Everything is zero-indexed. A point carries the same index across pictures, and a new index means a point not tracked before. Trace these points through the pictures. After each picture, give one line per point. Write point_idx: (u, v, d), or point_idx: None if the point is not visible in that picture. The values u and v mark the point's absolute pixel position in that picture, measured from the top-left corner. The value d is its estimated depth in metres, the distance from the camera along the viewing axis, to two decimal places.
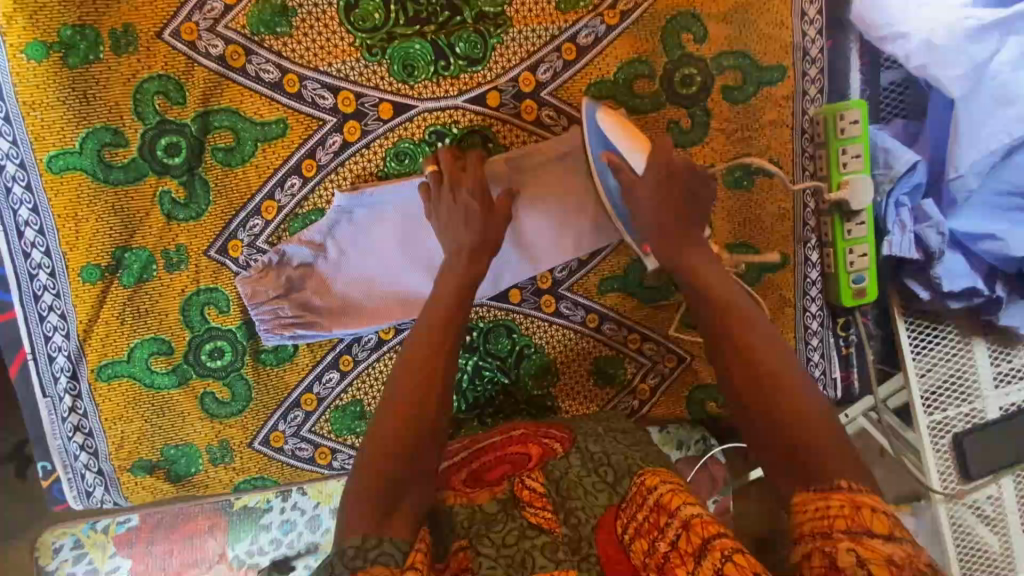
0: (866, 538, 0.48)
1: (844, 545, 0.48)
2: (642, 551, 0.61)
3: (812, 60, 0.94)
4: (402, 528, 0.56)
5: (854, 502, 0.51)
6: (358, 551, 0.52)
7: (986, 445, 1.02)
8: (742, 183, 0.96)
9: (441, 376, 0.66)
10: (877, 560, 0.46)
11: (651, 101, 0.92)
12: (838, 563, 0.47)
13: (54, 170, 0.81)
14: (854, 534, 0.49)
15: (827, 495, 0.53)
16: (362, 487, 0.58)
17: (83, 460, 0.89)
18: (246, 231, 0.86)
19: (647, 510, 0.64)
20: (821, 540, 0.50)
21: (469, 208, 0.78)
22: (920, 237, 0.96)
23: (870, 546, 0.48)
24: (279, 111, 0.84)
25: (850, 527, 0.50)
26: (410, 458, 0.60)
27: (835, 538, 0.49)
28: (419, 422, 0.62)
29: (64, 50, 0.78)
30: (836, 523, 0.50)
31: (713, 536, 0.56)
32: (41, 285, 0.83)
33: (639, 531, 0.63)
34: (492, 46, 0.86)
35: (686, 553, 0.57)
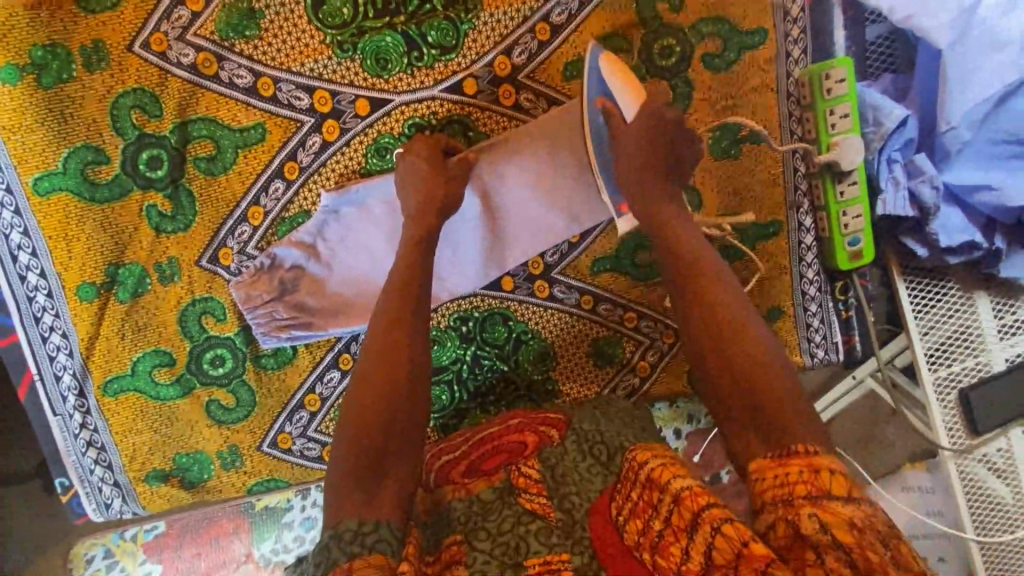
0: (825, 501, 0.51)
1: (806, 511, 0.50)
2: (636, 531, 0.62)
3: (793, 20, 0.92)
4: (391, 507, 0.59)
5: (812, 467, 0.54)
6: (356, 535, 0.55)
7: (995, 398, 1.01)
8: (730, 152, 0.95)
9: (398, 361, 0.66)
10: (839, 524, 0.48)
11: (631, 76, 0.90)
12: (802, 530, 0.50)
13: (40, 193, 0.82)
14: (814, 499, 0.51)
15: (786, 463, 0.55)
16: (339, 489, 0.60)
17: (98, 474, 0.91)
18: (235, 238, 0.87)
19: (640, 490, 0.65)
20: (784, 508, 0.52)
21: (417, 166, 0.79)
22: (914, 194, 0.94)
23: (830, 509, 0.50)
24: (256, 115, 0.84)
25: (811, 492, 0.52)
26: (379, 451, 0.61)
27: (798, 505, 0.51)
28: (377, 416, 0.63)
29: (37, 71, 0.78)
30: (797, 489, 0.53)
31: (702, 510, 0.57)
32: (40, 307, 0.85)
33: (633, 511, 0.63)
34: (464, 32, 0.85)
35: (680, 530, 0.58)
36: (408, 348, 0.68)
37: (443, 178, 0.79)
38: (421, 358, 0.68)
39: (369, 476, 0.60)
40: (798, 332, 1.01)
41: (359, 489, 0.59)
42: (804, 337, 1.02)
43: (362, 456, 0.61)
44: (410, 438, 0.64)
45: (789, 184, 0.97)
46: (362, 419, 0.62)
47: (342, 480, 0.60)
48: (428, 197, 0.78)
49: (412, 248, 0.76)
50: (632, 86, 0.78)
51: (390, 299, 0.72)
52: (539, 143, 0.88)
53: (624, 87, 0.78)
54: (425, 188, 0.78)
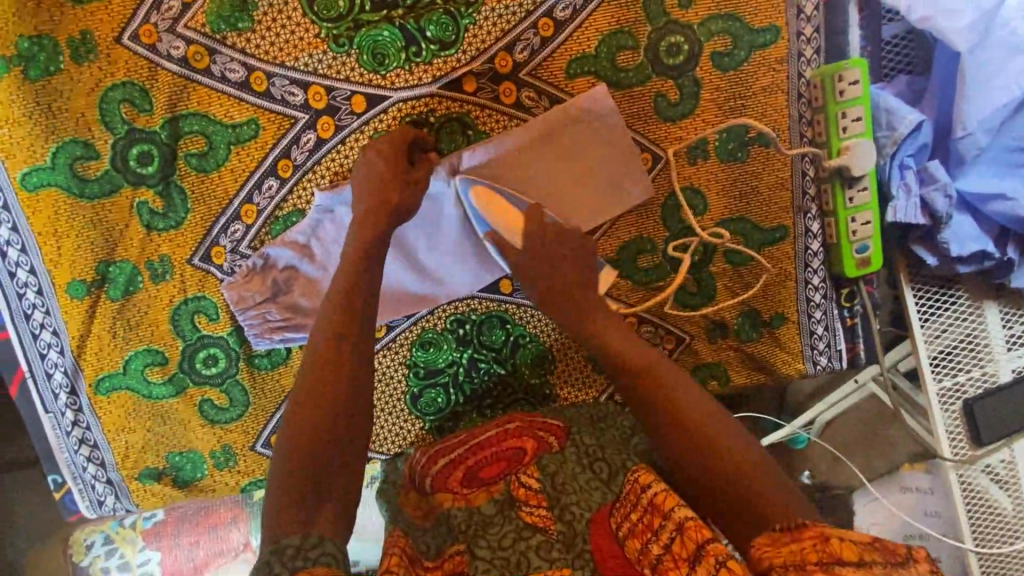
0: (838, 567, 0.49)
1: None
2: (636, 549, 0.65)
3: (806, 18, 0.88)
4: (326, 526, 0.59)
5: (824, 536, 0.52)
6: (298, 550, 0.55)
7: (999, 409, 0.99)
8: (737, 154, 0.92)
9: (342, 356, 0.68)
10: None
11: (637, 74, 0.87)
12: None
13: (29, 188, 0.80)
14: (826, 565, 0.50)
15: (800, 536, 0.54)
16: (284, 497, 0.60)
17: (91, 471, 0.90)
18: (228, 236, 0.85)
19: (641, 511, 0.67)
20: (794, 571, 0.51)
21: (378, 167, 0.76)
22: (925, 201, 0.91)
23: (839, 575, 0.48)
24: (249, 111, 0.81)
25: (823, 559, 0.50)
26: (326, 451, 0.64)
27: (808, 570, 0.50)
28: (325, 417, 0.65)
29: (24, 63, 0.76)
30: (808, 556, 0.51)
31: (706, 542, 0.57)
32: (30, 304, 0.83)
33: (633, 531, 0.66)
34: (464, 27, 0.82)
35: (681, 557, 0.59)
36: (356, 346, 0.70)
37: (401, 180, 0.77)
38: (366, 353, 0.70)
39: (314, 480, 0.62)
40: (802, 339, 0.99)
41: (304, 493, 0.61)
42: (807, 345, 0.99)
43: (309, 460, 0.62)
44: (354, 435, 0.66)
45: (798, 187, 0.94)
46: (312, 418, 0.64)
47: (286, 486, 0.61)
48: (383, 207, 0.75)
49: (360, 255, 0.74)
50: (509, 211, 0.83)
51: (337, 296, 0.72)
52: (527, 146, 0.85)
53: (501, 217, 0.83)
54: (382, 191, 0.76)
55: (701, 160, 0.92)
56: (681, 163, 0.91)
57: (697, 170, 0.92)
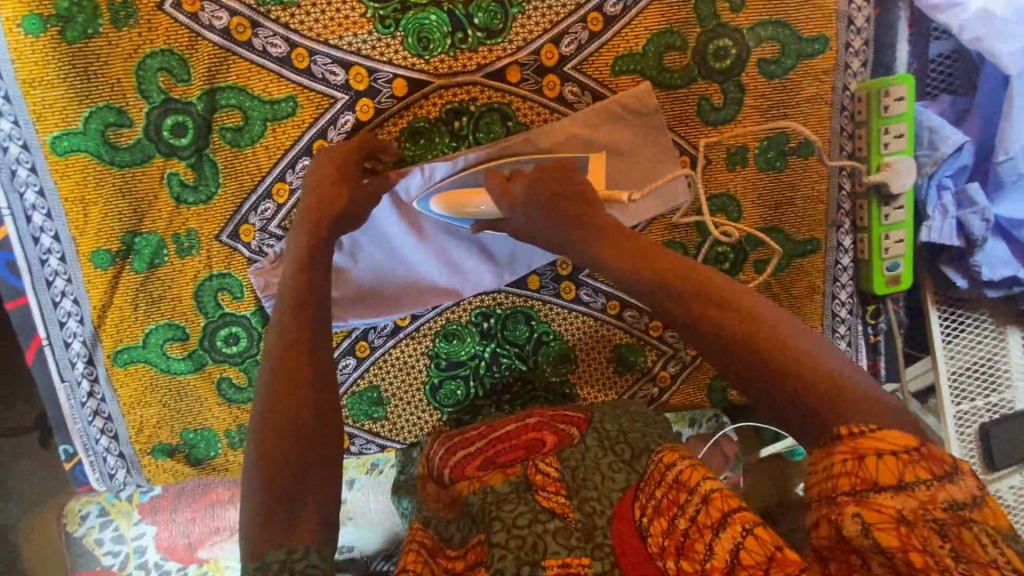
0: (871, 496, 0.49)
1: (850, 511, 0.49)
2: (659, 531, 0.62)
3: (857, 30, 0.87)
4: (308, 531, 0.60)
5: (858, 452, 0.50)
6: (284, 565, 0.57)
7: (1013, 435, 1.00)
8: (775, 164, 0.91)
9: (299, 355, 0.66)
10: (883, 523, 0.48)
11: (682, 76, 0.86)
12: (845, 532, 0.50)
13: (58, 152, 0.78)
14: (858, 496, 0.50)
15: (830, 451, 0.52)
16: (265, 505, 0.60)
17: (104, 443, 0.89)
18: (258, 215, 0.83)
19: (665, 488, 0.65)
20: (828, 507, 0.51)
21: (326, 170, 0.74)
22: (962, 224, 0.91)
23: (874, 506, 0.49)
24: (288, 88, 0.79)
25: (855, 487, 0.50)
26: (298, 455, 0.62)
27: (840, 503, 0.50)
28: (288, 419, 0.63)
29: (61, 23, 0.74)
30: (840, 484, 0.51)
31: (733, 511, 0.58)
32: (52, 270, 0.82)
33: (656, 510, 0.64)
34: (513, 16, 0.81)
35: (705, 527, 0.59)
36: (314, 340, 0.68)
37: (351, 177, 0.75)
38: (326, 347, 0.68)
39: (287, 489, 0.61)
40: None
41: (275, 501, 0.60)
42: None
43: (276, 470, 0.61)
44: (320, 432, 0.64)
45: (833, 202, 0.93)
46: (271, 423, 0.62)
47: (259, 494, 0.60)
48: (325, 203, 0.72)
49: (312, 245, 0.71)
50: (466, 196, 0.77)
51: (288, 293, 0.69)
52: (556, 142, 0.83)
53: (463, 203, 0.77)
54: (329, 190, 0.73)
55: (740, 166, 0.90)
56: (718, 168, 0.90)
57: (735, 176, 0.91)
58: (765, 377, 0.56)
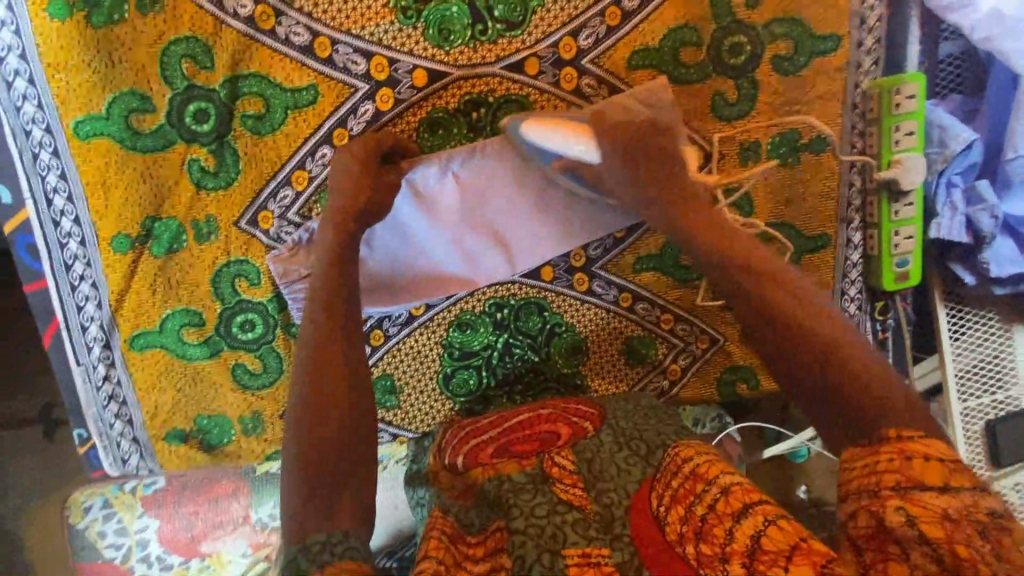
0: (914, 493, 0.50)
1: (892, 504, 0.50)
2: (678, 520, 0.63)
3: (868, 28, 0.88)
4: (346, 519, 0.59)
5: (904, 453, 0.52)
6: (325, 546, 0.54)
7: (1020, 432, 1.00)
8: (787, 160, 0.92)
9: (331, 349, 0.68)
10: (927, 517, 0.49)
11: (697, 71, 0.87)
12: (886, 523, 0.50)
13: (81, 136, 0.79)
14: (902, 491, 0.50)
15: (876, 449, 0.53)
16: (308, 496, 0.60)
17: (118, 429, 0.90)
18: (277, 202, 0.84)
19: (681, 479, 0.66)
20: (868, 499, 0.52)
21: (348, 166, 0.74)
22: (970, 220, 0.92)
23: (918, 501, 0.50)
24: (310, 76, 0.80)
25: (899, 483, 0.51)
26: (334, 445, 0.64)
27: (883, 496, 0.51)
28: (325, 410, 0.65)
29: (88, 9, 0.75)
30: (883, 480, 0.52)
31: (754, 503, 0.58)
32: (71, 254, 0.82)
33: (674, 499, 0.65)
34: (532, 9, 0.82)
35: (724, 514, 0.59)
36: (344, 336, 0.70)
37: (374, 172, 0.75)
38: (356, 342, 0.71)
39: (326, 477, 0.61)
40: None
41: (313, 489, 0.60)
42: None
43: (313, 459, 0.62)
44: (354, 422, 0.66)
45: (843, 198, 0.94)
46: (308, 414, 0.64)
47: (297, 483, 0.61)
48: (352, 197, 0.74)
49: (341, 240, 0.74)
50: (572, 130, 0.78)
51: (318, 291, 0.72)
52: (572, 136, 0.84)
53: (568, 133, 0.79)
54: (353, 186, 0.74)
55: (752, 162, 0.91)
56: (730, 163, 0.91)
57: (747, 171, 0.92)
58: (781, 336, 0.63)
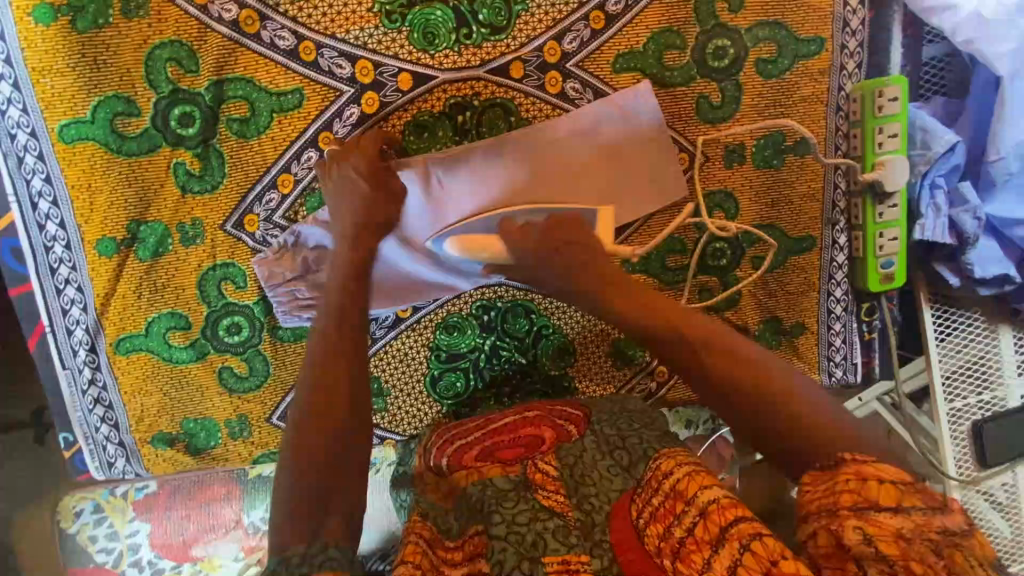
0: (871, 513, 0.50)
1: (851, 523, 0.49)
2: (657, 537, 0.63)
3: (851, 32, 0.89)
4: (336, 534, 0.55)
5: (861, 475, 0.51)
6: (304, 558, 0.51)
7: (1006, 432, 1.00)
8: (772, 162, 0.92)
9: (336, 365, 0.67)
10: (884, 536, 0.48)
11: (681, 74, 0.88)
12: (844, 541, 0.49)
13: (66, 140, 0.79)
14: (859, 510, 0.50)
15: (835, 473, 0.53)
16: (294, 498, 0.57)
17: (104, 432, 0.90)
18: (262, 205, 0.84)
19: (662, 495, 0.65)
20: (828, 518, 0.51)
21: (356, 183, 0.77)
22: (954, 222, 0.93)
23: (876, 522, 0.49)
24: (295, 80, 0.81)
25: (857, 503, 0.51)
26: (331, 461, 0.60)
27: (841, 515, 0.51)
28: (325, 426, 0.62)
29: (72, 14, 0.75)
30: (842, 499, 0.51)
31: (731, 525, 0.58)
32: (57, 258, 0.83)
33: (653, 516, 0.65)
34: (516, 13, 0.83)
35: (703, 541, 0.59)
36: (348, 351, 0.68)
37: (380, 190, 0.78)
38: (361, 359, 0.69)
39: (322, 494, 0.58)
40: (819, 350, 1.00)
41: (306, 507, 0.57)
42: (824, 356, 1.00)
43: (308, 477, 0.59)
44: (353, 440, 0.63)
45: (828, 200, 0.95)
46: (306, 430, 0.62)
47: (292, 501, 0.57)
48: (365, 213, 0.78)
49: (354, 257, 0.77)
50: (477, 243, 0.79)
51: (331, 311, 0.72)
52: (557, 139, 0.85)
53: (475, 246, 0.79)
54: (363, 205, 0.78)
55: (737, 164, 0.92)
56: (716, 166, 0.92)
57: (732, 174, 0.92)
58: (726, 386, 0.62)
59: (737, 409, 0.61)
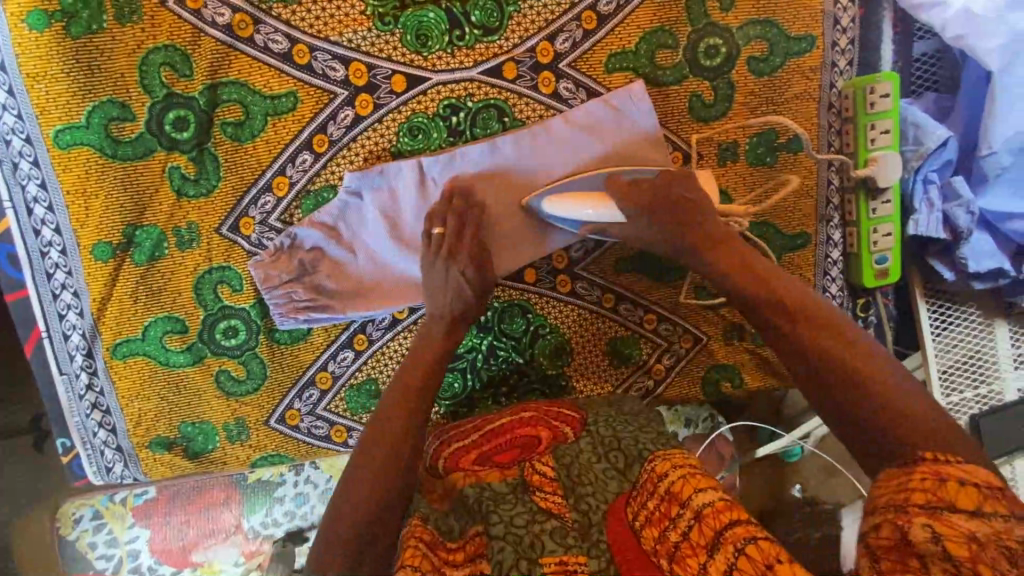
0: (945, 513, 0.52)
1: (920, 520, 0.52)
2: (653, 538, 0.64)
3: (842, 29, 0.90)
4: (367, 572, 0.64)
5: (940, 475, 0.54)
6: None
7: (1002, 426, 0.99)
8: (766, 159, 0.93)
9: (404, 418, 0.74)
10: (954, 536, 0.50)
11: (674, 73, 0.88)
12: (911, 537, 0.52)
13: (61, 145, 0.79)
14: (931, 509, 0.52)
15: (911, 469, 0.56)
16: (348, 520, 0.67)
17: (102, 437, 0.90)
18: (258, 208, 0.84)
19: (657, 499, 0.67)
20: (894, 514, 0.54)
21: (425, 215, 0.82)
22: (947, 216, 0.93)
23: (948, 521, 0.51)
24: (289, 83, 0.81)
25: (929, 501, 0.53)
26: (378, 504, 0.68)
27: (910, 512, 0.53)
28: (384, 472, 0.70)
29: (66, 19, 0.76)
30: (914, 497, 0.54)
31: (725, 528, 0.60)
32: (52, 263, 0.83)
33: (649, 519, 0.66)
34: (509, 14, 0.83)
35: (699, 545, 0.61)
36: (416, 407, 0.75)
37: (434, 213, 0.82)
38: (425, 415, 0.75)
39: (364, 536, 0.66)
40: None
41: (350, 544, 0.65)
42: None
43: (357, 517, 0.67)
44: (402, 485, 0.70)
45: (822, 196, 0.95)
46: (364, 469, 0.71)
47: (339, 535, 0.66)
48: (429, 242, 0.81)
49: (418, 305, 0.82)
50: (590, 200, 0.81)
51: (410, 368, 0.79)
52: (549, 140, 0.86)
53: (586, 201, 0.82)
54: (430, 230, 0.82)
55: (731, 162, 0.92)
56: (710, 164, 0.92)
57: (726, 171, 0.93)
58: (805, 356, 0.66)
59: (816, 377, 0.65)
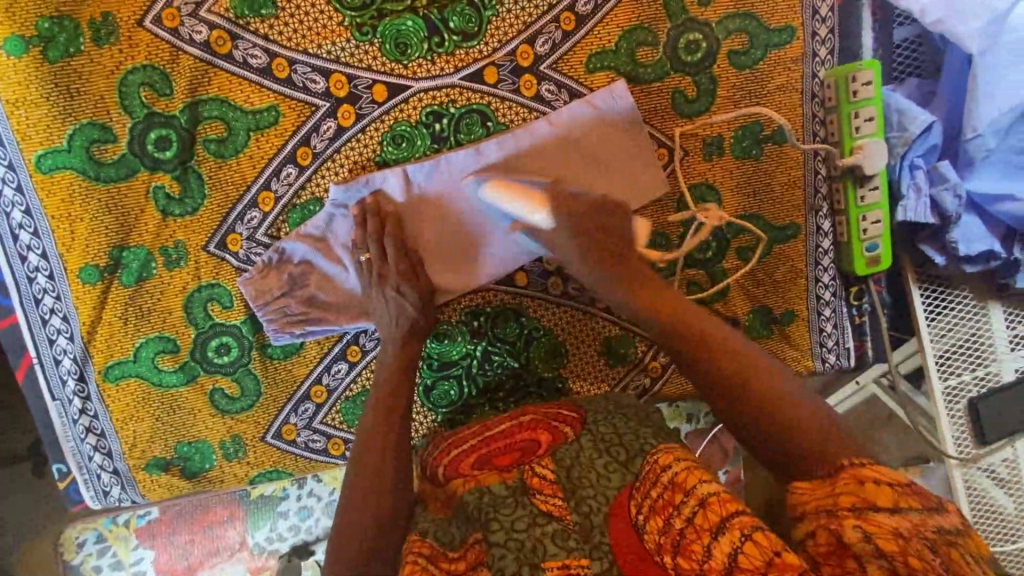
0: (871, 513, 0.53)
1: (850, 522, 0.54)
2: (656, 531, 0.64)
3: (821, 19, 0.90)
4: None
5: (858, 478, 0.55)
6: None
7: (1000, 408, 1.01)
8: (751, 152, 0.93)
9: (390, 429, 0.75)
10: (882, 533, 0.52)
11: (656, 70, 0.88)
12: (844, 539, 0.53)
13: (43, 170, 0.79)
14: (858, 511, 0.54)
15: (835, 475, 0.57)
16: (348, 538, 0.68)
17: (97, 461, 0.89)
18: (244, 224, 0.84)
19: (660, 488, 0.67)
20: (827, 518, 0.55)
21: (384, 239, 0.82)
22: (936, 201, 0.93)
23: (875, 520, 0.53)
24: (269, 98, 0.81)
25: (856, 504, 0.54)
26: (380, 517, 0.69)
27: (841, 515, 0.54)
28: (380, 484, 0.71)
29: (43, 44, 0.75)
30: (842, 500, 0.55)
31: (730, 516, 0.60)
32: (40, 288, 0.82)
33: (652, 509, 0.66)
34: (487, 19, 0.83)
35: (702, 529, 0.61)
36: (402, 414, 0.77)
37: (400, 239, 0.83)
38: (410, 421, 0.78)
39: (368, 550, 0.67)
40: (810, 337, 1.00)
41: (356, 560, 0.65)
42: (816, 342, 1.00)
43: (357, 531, 0.68)
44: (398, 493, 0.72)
45: (809, 186, 0.95)
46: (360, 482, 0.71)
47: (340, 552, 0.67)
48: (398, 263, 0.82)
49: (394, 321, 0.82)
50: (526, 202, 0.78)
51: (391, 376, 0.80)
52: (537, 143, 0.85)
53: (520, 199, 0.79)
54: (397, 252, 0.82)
55: (716, 156, 0.92)
56: (696, 159, 0.92)
57: (712, 166, 0.93)
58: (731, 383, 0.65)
59: (756, 393, 0.64)
